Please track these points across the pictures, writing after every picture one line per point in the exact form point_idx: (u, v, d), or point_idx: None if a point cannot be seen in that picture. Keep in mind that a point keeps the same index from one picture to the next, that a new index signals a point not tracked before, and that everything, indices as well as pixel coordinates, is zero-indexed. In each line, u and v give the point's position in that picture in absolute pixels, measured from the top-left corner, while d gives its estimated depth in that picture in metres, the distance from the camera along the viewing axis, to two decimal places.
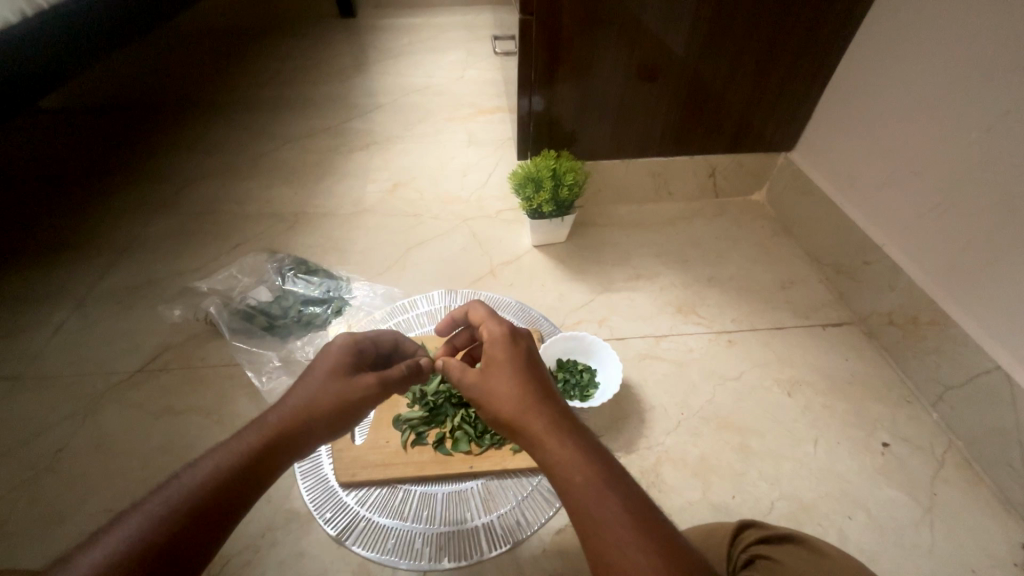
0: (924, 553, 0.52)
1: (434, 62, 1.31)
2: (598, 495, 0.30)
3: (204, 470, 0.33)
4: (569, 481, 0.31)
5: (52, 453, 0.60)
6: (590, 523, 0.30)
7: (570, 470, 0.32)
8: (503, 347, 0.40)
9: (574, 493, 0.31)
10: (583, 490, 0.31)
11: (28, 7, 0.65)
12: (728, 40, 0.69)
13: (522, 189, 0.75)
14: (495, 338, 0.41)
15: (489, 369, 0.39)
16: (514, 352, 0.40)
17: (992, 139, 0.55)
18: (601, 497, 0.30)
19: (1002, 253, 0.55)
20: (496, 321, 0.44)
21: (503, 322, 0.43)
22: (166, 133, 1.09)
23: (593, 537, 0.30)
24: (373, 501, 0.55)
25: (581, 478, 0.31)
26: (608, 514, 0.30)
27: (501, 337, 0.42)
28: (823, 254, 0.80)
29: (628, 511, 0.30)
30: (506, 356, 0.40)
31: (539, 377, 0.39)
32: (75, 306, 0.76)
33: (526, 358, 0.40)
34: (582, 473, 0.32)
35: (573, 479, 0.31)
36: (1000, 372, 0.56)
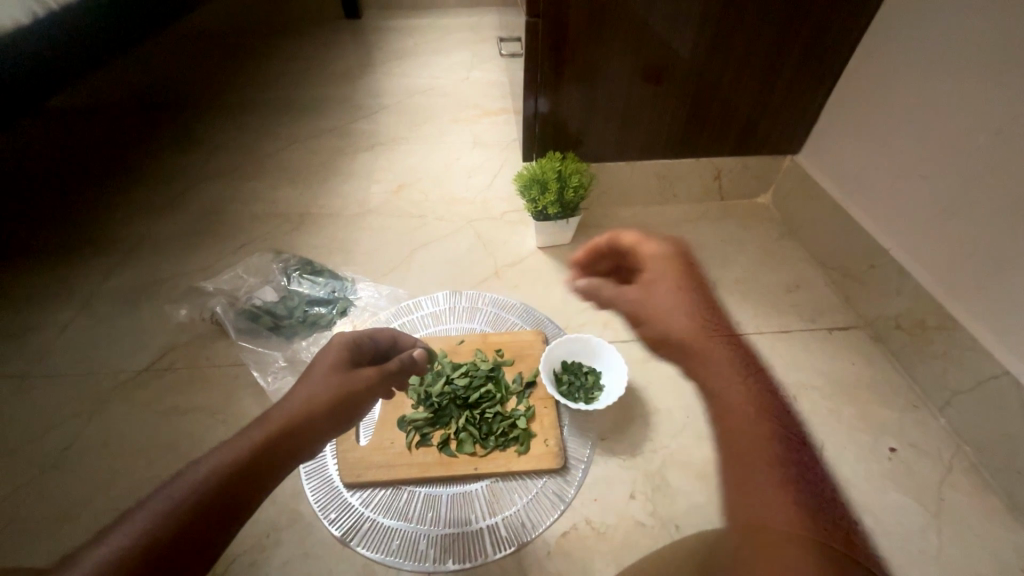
0: (931, 559, 0.52)
1: (439, 63, 1.31)
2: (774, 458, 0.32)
3: (210, 466, 0.33)
4: (737, 434, 0.32)
5: (59, 451, 0.60)
6: (745, 477, 0.32)
7: (744, 425, 0.33)
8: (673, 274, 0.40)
9: (738, 445, 0.32)
10: (743, 442, 0.32)
11: (38, 8, 0.66)
12: (735, 42, 0.69)
13: (528, 191, 0.75)
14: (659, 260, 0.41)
15: (660, 294, 0.38)
16: (680, 284, 0.39)
17: (1000, 143, 0.55)
18: (759, 453, 0.32)
19: (1011, 257, 0.55)
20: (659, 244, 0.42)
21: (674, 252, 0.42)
22: (173, 133, 1.10)
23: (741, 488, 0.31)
24: (378, 502, 0.55)
25: (754, 435, 0.33)
26: (774, 472, 0.31)
27: (664, 265, 0.40)
28: (830, 257, 0.80)
29: (771, 470, 0.32)
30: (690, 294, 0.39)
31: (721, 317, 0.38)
32: (82, 305, 0.76)
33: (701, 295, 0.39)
34: (766, 434, 0.33)
35: (748, 436, 0.32)
36: (1008, 377, 0.55)
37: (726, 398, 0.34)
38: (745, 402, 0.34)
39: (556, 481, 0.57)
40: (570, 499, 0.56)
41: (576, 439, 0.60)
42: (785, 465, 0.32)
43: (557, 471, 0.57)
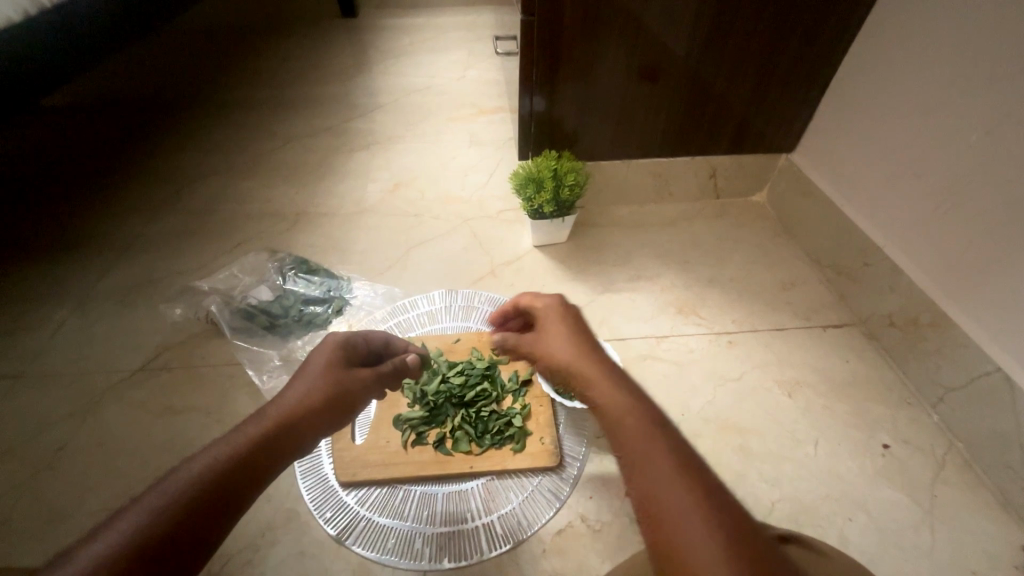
0: (924, 554, 0.52)
1: (435, 61, 1.31)
2: (688, 490, 0.29)
3: (201, 465, 0.33)
4: (646, 478, 0.30)
5: (53, 452, 0.60)
6: (663, 518, 0.28)
7: (652, 465, 0.30)
8: (559, 319, 0.43)
9: (649, 490, 0.30)
10: (654, 481, 0.30)
11: (31, 6, 0.65)
12: (729, 41, 0.69)
13: (523, 190, 0.75)
14: (550, 308, 0.45)
15: (553, 344, 0.41)
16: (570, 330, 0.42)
17: (992, 142, 0.55)
18: (670, 483, 0.30)
19: (1003, 254, 0.55)
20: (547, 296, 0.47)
21: (557, 298, 0.46)
22: (168, 132, 1.09)
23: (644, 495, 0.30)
24: (373, 501, 0.55)
25: (660, 467, 0.30)
26: (684, 503, 0.29)
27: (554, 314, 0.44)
28: (824, 255, 0.80)
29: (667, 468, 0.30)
30: (577, 337, 0.41)
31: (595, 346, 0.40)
32: (77, 304, 0.76)
33: (587, 335, 0.42)
34: (668, 465, 0.30)
35: (656, 475, 0.30)
36: (1000, 374, 0.56)
37: (622, 439, 0.32)
38: (633, 446, 0.32)
39: (551, 480, 0.57)
40: (565, 497, 0.56)
41: (571, 437, 0.60)
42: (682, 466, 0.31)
43: (552, 469, 0.57)
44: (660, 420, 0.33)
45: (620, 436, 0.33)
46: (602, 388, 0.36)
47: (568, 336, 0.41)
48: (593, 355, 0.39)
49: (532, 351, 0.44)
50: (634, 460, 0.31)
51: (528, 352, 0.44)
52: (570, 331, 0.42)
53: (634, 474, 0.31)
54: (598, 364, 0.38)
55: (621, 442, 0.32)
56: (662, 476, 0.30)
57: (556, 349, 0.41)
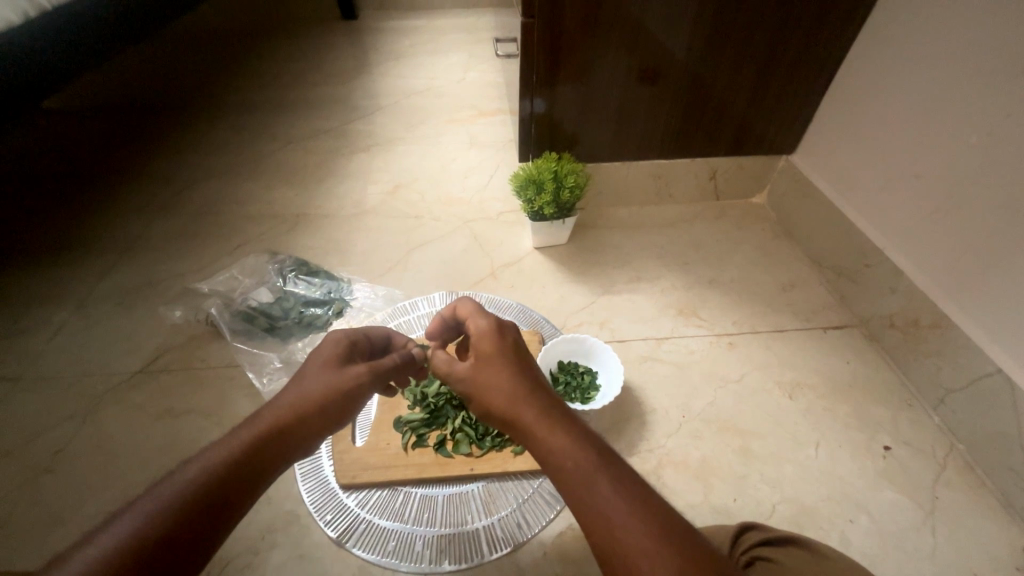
0: (926, 557, 0.52)
1: (435, 63, 1.31)
2: (649, 531, 0.29)
3: (199, 467, 0.33)
4: (607, 525, 0.30)
5: (51, 455, 0.60)
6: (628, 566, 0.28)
7: (611, 511, 0.30)
8: (494, 344, 0.41)
9: (610, 538, 0.29)
10: (616, 530, 0.29)
11: (30, 9, 0.66)
12: (729, 42, 0.69)
13: (524, 191, 0.75)
14: (483, 332, 0.42)
15: (486, 374, 0.38)
16: (501, 357, 0.40)
17: (992, 143, 0.55)
18: (630, 528, 0.29)
19: (1004, 255, 0.55)
20: (482, 316, 0.44)
21: (491, 320, 0.43)
22: (168, 133, 1.09)
23: (600, 531, 0.30)
24: (374, 503, 0.55)
25: (619, 511, 0.30)
26: (647, 548, 0.28)
27: (484, 339, 0.42)
28: (824, 257, 0.80)
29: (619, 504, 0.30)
30: (512, 368, 0.39)
31: (532, 373, 0.39)
32: (77, 306, 0.76)
33: (524, 361, 0.40)
34: (625, 507, 0.30)
35: (615, 520, 0.30)
36: (1001, 376, 0.56)
37: (575, 482, 0.31)
38: (586, 492, 0.31)
39: (552, 482, 0.56)
40: (566, 499, 0.55)
41: None
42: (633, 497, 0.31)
43: None
44: (607, 457, 0.33)
45: (573, 481, 0.31)
46: (545, 428, 0.34)
47: (503, 366, 0.39)
48: (529, 387, 0.37)
49: (461, 379, 0.41)
50: (590, 509, 0.30)
51: (457, 379, 0.41)
52: (505, 358, 0.39)
53: (594, 523, 0.30)
54: (535, 399, 0.36)
55: (574, 487, 0.31)
56: (624, 521, 0.29)
57: (490, 382, 0.38)
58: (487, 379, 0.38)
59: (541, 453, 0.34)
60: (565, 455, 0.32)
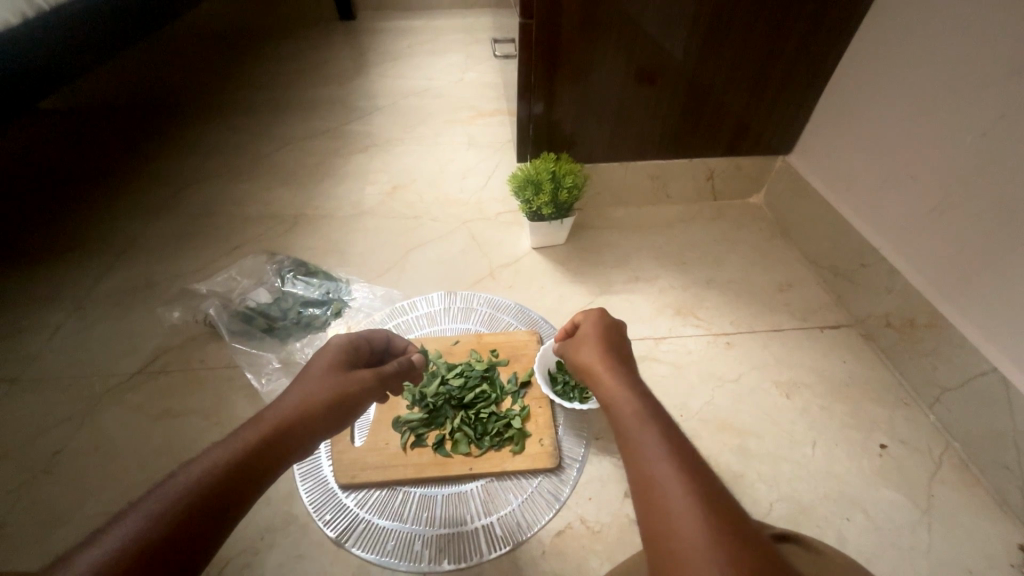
0: (922, 554, 0.52)
1: (433, 64, 1.31)
2: (681, 470, 0.31)
3: (201, 468, 0.33)
4: (643, 458, 0.33)
5: (50, 455, 0.60)
6: (654, 490, 0.31)
7: (651, 448, 0.33)
8: (596, 328, 0.48)
9: (643, 469, 0.32)
10: (651, 462, 0.32)
11: (28, 9, 0.66)
12: (725, 45, 0.70)
13: (522, 192, 0.75)
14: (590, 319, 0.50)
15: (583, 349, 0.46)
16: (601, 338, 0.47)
17: (987, 144, 0.56)
18: (663, 463, 0.32)
19: (998, 255, 0.55)
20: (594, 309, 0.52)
21: (598, 310, 0.51)
22: (166, 134, 1.09)
23: (636, 462, 0.33)
24: (373, 503, 0.55)
25: (657, 447, 0.33)
26: (676, 485, 0.30)
27: (591, 324, 0.50)
28: (821, 257, 0.81)
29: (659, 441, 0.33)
30: (604, 345, 0.46)
31: (622, 354, 0.45)
32: (75, 307, 0.76)
33: (617, 346, 0.46)
34: (664, 447, 0.33)
35: (652, 454, 0.32)
36: (996, 374, 0.56)
37: (626, 422, 0.36)
38: (633, 430, 0.35)
39: (550, 481, 0.57)
40: (565, 498, 0.56)
41: (572, 439, 0.60)
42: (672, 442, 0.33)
43: (551, 471, 0.57)
44: (661, 413, 0.36)
45: (625, 421, 0.36)
46: (616, 385, 0.40)
47: (599, 342, 0.46)
48: (615, 359, 0.44)
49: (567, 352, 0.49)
50: (633, 443, 0.34)
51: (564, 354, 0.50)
52: (600, 338, 0.47)
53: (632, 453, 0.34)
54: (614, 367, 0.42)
55: (626, 427, 0.36)
56: (659, 457, 0.32)
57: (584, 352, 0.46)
58: (583, 351, 0.46)
59: (607, 402, 0.39)
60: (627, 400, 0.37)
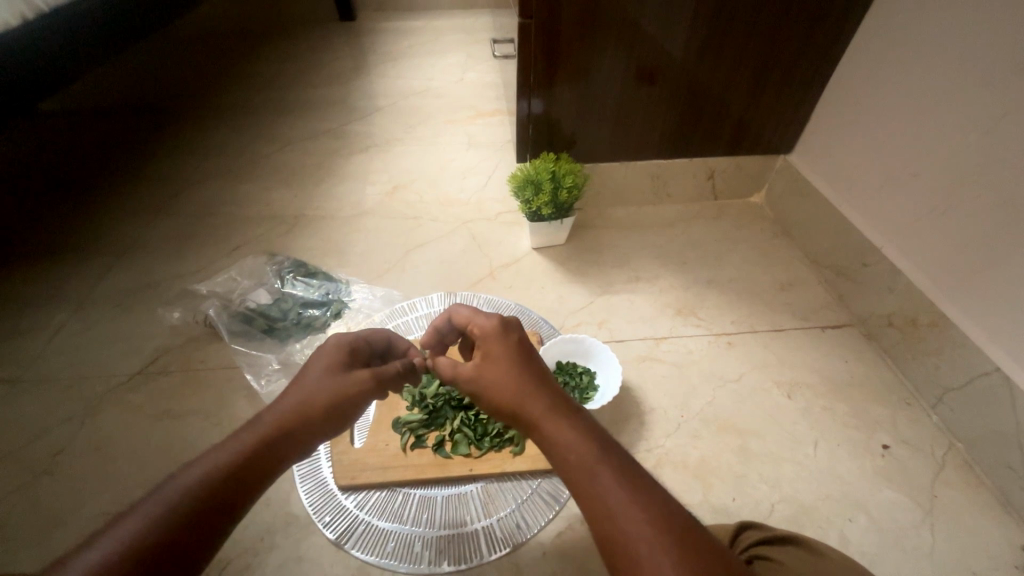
0: (924, 555, 0.52)
1: (434, 64, 1.31)
2: (651, 523, 0.29)
3: (201, 471, 0.33)
4: (607, 516, 0.30)
5: (50, 457, 0.60)
6: (630, 554, 0.28)
7: (613, 501, 0.30)
8: (499, 343, 0.41)
9: (613, 528, 0.30)
10: (617, 519, 0.30)
11: (28, 11, 0.66)
12: (726, 44, 0.69)
13: (522, 192, 0.75)
14: (488, 332, 0.42)
15: (491, 374, 0.39)
16: (508, 354, 0.40)
17: (988, 142, 0.55)
18: (629, 517, 0.30)
19: (1001, 253, 0.55)
20: (485, 316, 0.44)
21: (494, 317, 0.43)
22: (167, 135, 1.09)
23: (601, 518, 0.30)
24: (373, 504, 0.55)
25: (619, 501, 0.30)
26: (652, 540, 0.29)
27: (491, 339, 0.41)
28: (822, 256, 0.80)
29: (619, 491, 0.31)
30: (516, 365, 0.39)
31: (537, 369, 0.39)
32: (75, 308, 0.76)
33: (528, 358, 0.40)
34: (628, 497, 0.30)
35: (620, 513, 0.30)
36: (1000, 374, 0.56)
37: (578, 474, 0.32)
38: (590, 483, 0.31)
39: (550, 483, 0.56)
40: (565, 499, 0.55)
41: None
42: (631, 486, 0.31)
43: (552, 471, 0.57)
44: (611, 448, 0.33)
45: (577, 474, 0.32)
46: (553, 421, 0.34)
47: (509, 363, 0.39)
48: (534, 381, 0.37)
49: (468, 379, 0.40)
50: (597, 503, 0.31)
51: (462, 380, 0.41)
52: (508, 355, 0.39)
53: (595, 509, 0.31)
54: (541, 396, 0.36)
55: (581, 483, 0.32)
56: (624, 509, 0.30)
57: (496, 379, 0.38)
58: (494, 378, 0.38)
59: (546, 445, 0.34)
60: (569, 443, 0.33)
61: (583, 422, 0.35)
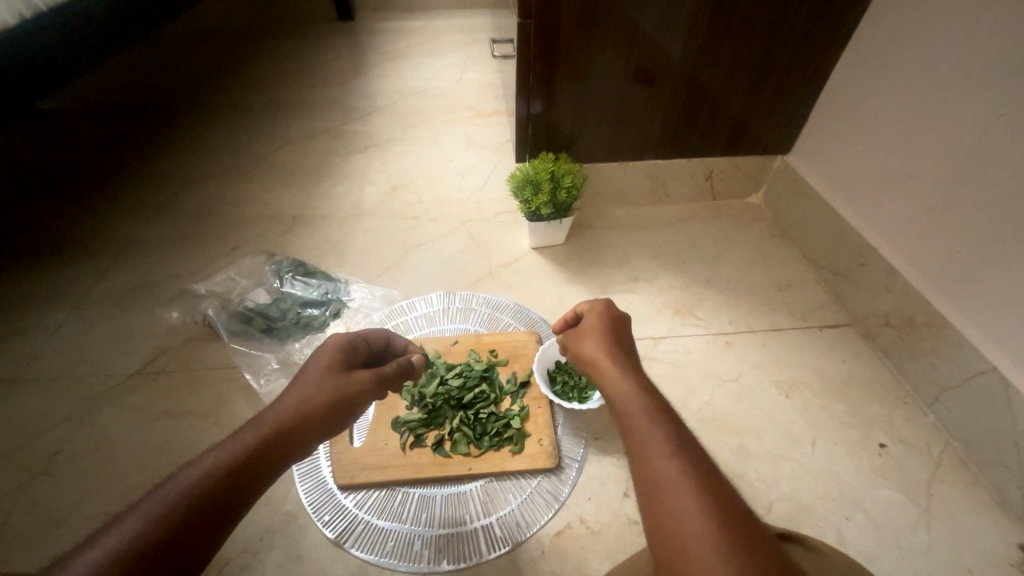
0: (921, 553, 0.52)
1: (432, 64, 1.31)
2: (682, 465, 0.32)
3: (202, 469, 0.33)
4: (648, 456, 0.33)
5: (48, 457, 0.60)
6: (658, 484, 0.31)
7: (656, 446, 0.33)
8: (598, 322, 0.48)
9: (646, 462, 0.32)
10: (658, 461, 0.32)
11: (26, 10, 0.66)
12: (724, 45, 0.70)
13: (521, 192, 0.75)
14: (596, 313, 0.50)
15: (586, 344, 0.46)
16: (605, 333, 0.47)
17: (984, 143, 0.56)
18: (666, 456, 0.32)
19: (997, 253, 0.55)
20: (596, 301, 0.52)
21: (603, 302, 0.51)
22: (166, 134, 1.09)
23: (638, 453, 0.33)
24: (372, 503, 0.55)
25: (663, 446, 0.33)
26: (680, 477, 0.31)
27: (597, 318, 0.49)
28: (820, 255, 0.81)
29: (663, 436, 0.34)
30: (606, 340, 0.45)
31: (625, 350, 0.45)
32: (74, 308, 0.76)
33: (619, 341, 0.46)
34: (667, 443, 0.33)
35: (655, 451, 0.33)
36: (996, 373, 0.56)
37: (629, 415, 0.36)
38: (639, 427, 0.35)
39: (550, 481, 0.57)
40: (564, 498, 0.56)
41: (570, 439, 0.60)
42: (676, 437, 0.34)
43: (551, 470, 0.57)
44: (665, 408, 0.36)
45: (630, 418, 0.36)
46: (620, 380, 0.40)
47: (603, 338, 0.46)
48: (620, 356, 0.44)
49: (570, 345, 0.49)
50: (636, 440, 0.34)
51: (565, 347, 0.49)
52: (604, 332, 0.47)
53: (635, 444, 0.34)
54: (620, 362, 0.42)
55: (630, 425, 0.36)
56: (666, 455, 0.32)
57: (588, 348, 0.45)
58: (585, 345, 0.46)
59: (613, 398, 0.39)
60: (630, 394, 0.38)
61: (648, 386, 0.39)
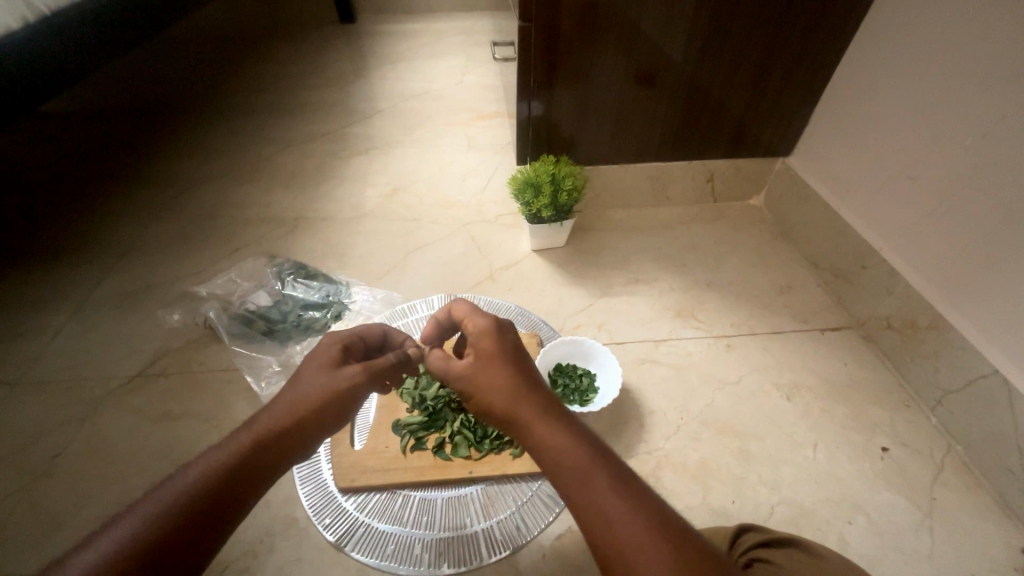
0: (924, 558, 0.52)
1: (433, 67, 1.31)
2: (641, 525, 0.29)
3: (198, 472, 0.33)
4: (603, 524, 0.30)
5: (49, 459, 0.60)
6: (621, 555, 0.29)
7: (610, 511, 0.30)
8: (490, 344, 0.40)
9: (602, 529, 0.30)
10: (618, 533, 0.29)
11: (30, 14, 0.66)
12: (725, 47, 0.70)
13: (522, 195, 0.75)
14: (480, 332, 0.41)
15: (482, 372, 0.38)
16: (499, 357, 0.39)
17: (986, 145, 0.56)
18: (622, 519, 0.30)
19: (999, 256, 0.55)
20: (478, 314, 0.43)
21: (488, 317, 0.42)
22: (168, 136, 1.10)
23: (591, 521, 0.30)
24: (373, 507, 0.54)
25: (616, 508, 0.30)
26: (644, 543, 0.29)
27: (483, 337, 0.41)
28: (821, 258, 0.80)
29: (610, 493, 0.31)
30: (508, 366, 0.38)
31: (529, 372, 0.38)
32: (75, 310, 0.76)
33: (518, 354, 0.40)
34: (620, 500, 0.31)
35: (611, 515, 0.30)
36: (998, 377, 0.56)
37: (568, 474, 0.32)
38: (584, 491, 0.31)
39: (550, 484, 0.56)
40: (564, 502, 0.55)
41: None
42: (621, 489, 0.31)
43: None
44: (605, 452, 0.33)
45: (570, 480, 0.32)
46: (543, 426, 0.34)
47: (502, 366, 0.38)
48: (527, 387, 0.37)
49: (460, 377, 0.40)
50: (585, 504, 0.31)
51: (454, 378, 0.40)
52: (502, 357, 0.39)
53: (584, 510, 0.31)
54: (530, 400, 0.36)
55: (571, 483, 0.32)
56: (621, 520, 0.30)
57: (488, 379, 0.38)
58: (486, 378, 0.38)
59: (539, 450, 0.34)
60: (560, 443, 0.33)
61: (576, 428, 0.35)
